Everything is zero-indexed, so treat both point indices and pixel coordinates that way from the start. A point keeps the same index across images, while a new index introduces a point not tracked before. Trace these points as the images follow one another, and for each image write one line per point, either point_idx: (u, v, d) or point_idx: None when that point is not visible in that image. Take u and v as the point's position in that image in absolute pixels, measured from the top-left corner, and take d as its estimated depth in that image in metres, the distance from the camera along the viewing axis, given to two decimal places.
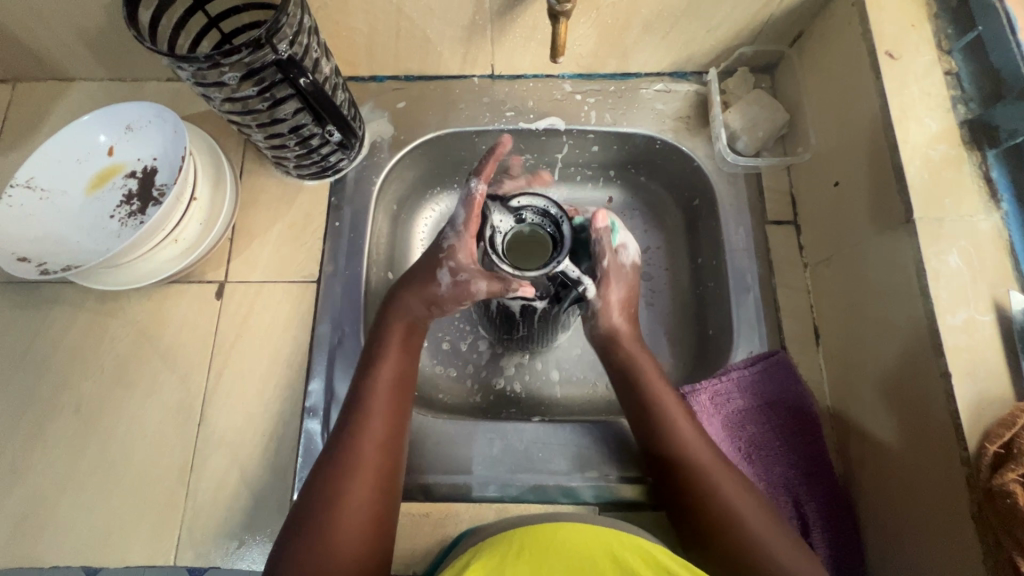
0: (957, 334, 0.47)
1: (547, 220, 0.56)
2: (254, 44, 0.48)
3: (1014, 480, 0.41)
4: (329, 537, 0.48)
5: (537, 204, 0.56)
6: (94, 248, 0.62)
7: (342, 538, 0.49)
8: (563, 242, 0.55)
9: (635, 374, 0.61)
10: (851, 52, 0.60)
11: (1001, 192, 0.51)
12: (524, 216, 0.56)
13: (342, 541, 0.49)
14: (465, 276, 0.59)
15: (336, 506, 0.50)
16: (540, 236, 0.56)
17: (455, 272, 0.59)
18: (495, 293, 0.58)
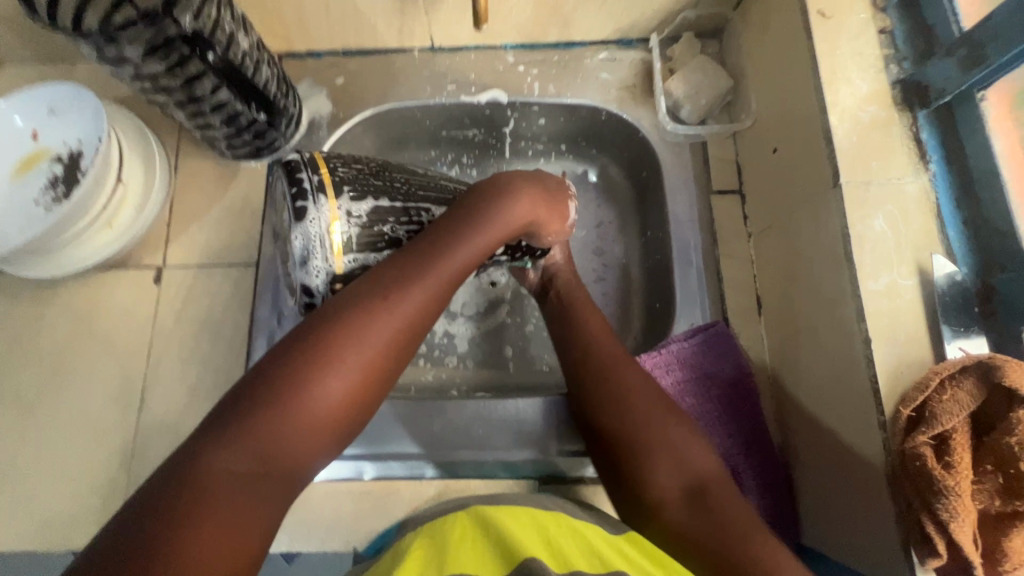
0: (878, 300, 0.47)
1: None
2: (151, 16, 0.46)
3: (923, 443, 0.41)
4: (311, 397, 0.39)
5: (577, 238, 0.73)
6: (19, 236, 0.60)
7: (323, 397, 0.39)
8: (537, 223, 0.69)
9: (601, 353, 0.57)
10: (787, 12, 0.58)
11: (929, 153, 0.50)
12: None
13: (324, 399, 0.39)
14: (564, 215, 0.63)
15: (335, 352, 0.40)
16: None
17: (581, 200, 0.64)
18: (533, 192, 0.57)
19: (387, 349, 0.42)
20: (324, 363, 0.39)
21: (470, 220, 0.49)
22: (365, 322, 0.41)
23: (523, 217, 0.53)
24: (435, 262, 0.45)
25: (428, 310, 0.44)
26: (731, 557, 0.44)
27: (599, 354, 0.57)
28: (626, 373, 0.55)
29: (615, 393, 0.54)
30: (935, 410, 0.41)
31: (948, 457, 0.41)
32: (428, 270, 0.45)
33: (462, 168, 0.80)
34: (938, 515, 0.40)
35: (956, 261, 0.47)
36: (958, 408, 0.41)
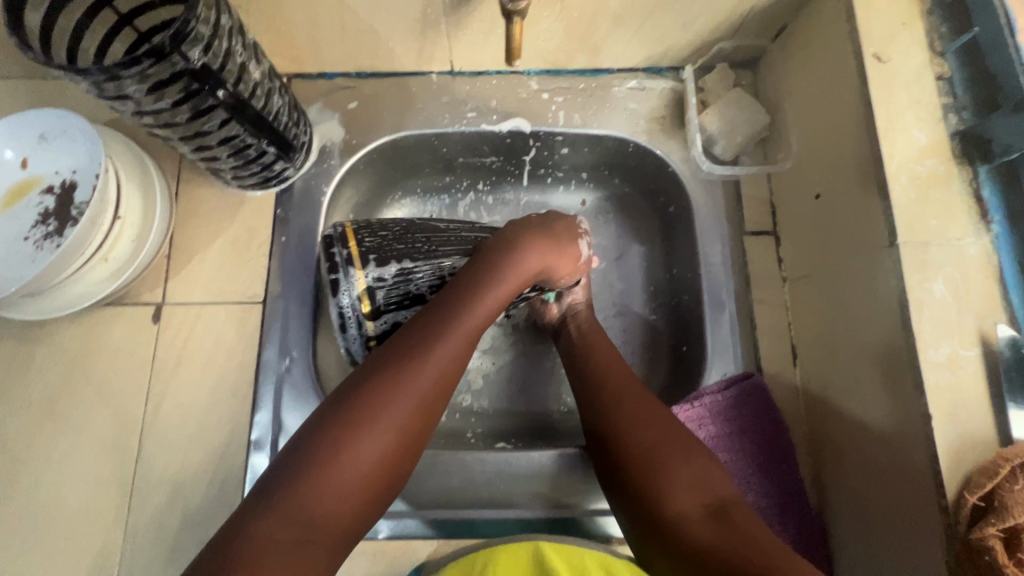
0: (940, 372, 0.44)
1: None
2: (157, 53, 0.42)
3: (993, 536, 0.38)
4: (352, 456, 0.39)
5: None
6: (8, 275, 0.56)
7: (358, 467, 0.39)
8: None
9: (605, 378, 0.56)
10: (836, 51, 0.55)
11: (991, 212, 0.47)
12: None
13: (359, 466, 0.39)
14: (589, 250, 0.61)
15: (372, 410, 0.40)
16: None
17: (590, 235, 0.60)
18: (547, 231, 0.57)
19: (420, 412, 0.42)
20: (355, 432, 0.39)
21: (486, 280, 0.49)
22: (393, 390, 0.41)
23: (529, 270, 0.52)
24: (455, 329, 0.45)
25: (453, 370, 0.44)
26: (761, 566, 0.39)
27: (606, 378, 0.56)
28: (633, 399, 0.53)
29: (629, 416, 0.52)
30: (1005, 500, 0.39)
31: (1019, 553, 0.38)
32: (450, 334, 0.45)
33: (478, 194, 0.76)
34: None
35: (1020, 331, 0.45)
36: None
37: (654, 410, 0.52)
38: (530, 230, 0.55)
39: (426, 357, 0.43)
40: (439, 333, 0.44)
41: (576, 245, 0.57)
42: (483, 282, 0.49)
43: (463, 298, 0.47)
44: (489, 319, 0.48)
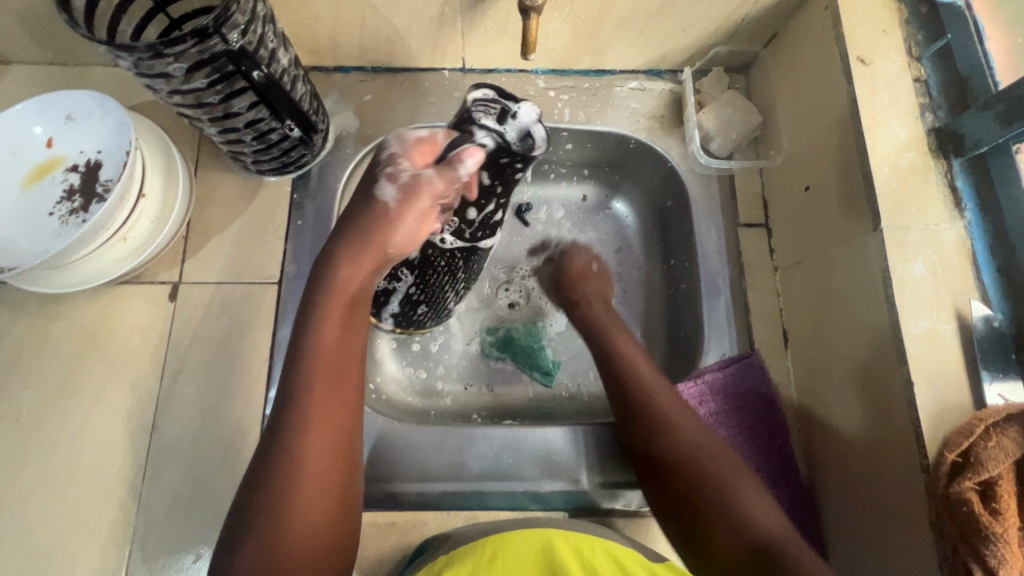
0: (920, 343, 0.48)
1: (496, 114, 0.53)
2: (200, 33, 0.44)
3: (970, 488, 0.42)
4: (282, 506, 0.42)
5: (506, 134, 0.53)
6: (32, 249, 0.57)
7: (296, 550, 0.42)
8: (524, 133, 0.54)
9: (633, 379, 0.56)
10: (824, 55, 0.59)
11: (964, 201, 0.52)
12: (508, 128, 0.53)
13: (299, 549, 0.42)
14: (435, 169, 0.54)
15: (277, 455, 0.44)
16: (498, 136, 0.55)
17: (394, 179, 0.54)
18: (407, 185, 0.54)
19: (330, 467, 0.45)
20: (273, 531, 0.42)
21: (313, 327, 0.49)
22: (286, 473, 0.43)
23: (362, 278, 0.52)
24: (310, 381, 0.46)
25: (339, 412, 0.46)
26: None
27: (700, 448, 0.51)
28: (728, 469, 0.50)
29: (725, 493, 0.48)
30: (981, 455, 0.42)
31: (994, 504, 0.42)
32: (304, 392, 0.46)
33: None
34: (986, 560, 0.41)
35: (992, 308, 0.49)
36: (1003, 455, 0.42)
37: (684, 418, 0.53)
38: (354, 232, 0.53)
39: (300, 427, 0.45)
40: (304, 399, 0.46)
41: (390, 215, 0.53)
42: (308, 327, 0.49)
43: (299, 353, 0.47)
44: (344, 350, 0.49)
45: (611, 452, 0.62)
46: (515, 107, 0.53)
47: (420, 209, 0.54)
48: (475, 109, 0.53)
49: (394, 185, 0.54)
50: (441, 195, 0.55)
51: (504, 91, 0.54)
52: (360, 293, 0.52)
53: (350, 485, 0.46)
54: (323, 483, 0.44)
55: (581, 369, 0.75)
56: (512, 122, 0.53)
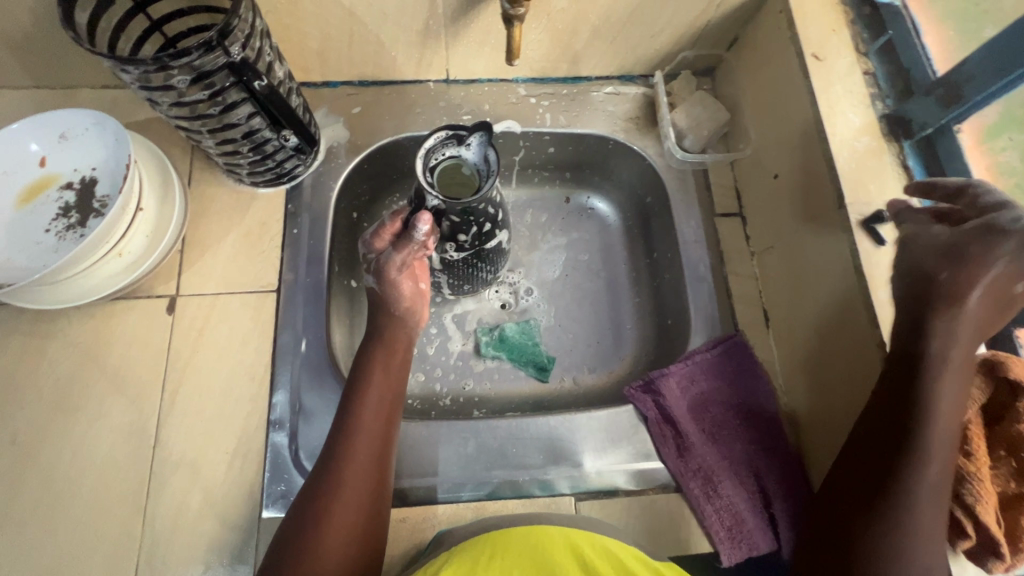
0: (887, 307, 0.52)
1: (454, 142, 0.57)
2: (205, 45, 0.47)
3: (941, 433, 0.46)
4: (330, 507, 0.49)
5: (471, 152, 0.58)
6: (30, 265, 0.58)
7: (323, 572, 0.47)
8: (490, 166, 0.58)
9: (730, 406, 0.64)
10: (782, 54, 0.65)
11: (916, 178, 0.57)
12: (466, 148, 0.58)
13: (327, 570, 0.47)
14: (400, 244, 0.60)
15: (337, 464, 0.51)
16: (461, 165, 0.60)
17: (371, 264, 0.63)
18: (382, 283, 0.62)
19: (368, 496, 0.51)
20: (303, 551, 0.47)
21: (363, 383, 0.57)
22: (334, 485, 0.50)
23: (402, 330, 0.63)
24: (356, 428, 0.53)
25: (377, 457, 0.52)
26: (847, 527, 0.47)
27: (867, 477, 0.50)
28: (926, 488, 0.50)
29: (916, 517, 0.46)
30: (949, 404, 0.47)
31: (966, 446, 0.47)
32: (356, 423, 0.53)
33: None
34: (965, 500, 0.45)
35: None
36: (968, 402, 0.47)
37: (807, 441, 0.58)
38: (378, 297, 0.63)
39: (343, 462, 0.51)
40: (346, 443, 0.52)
41: (386, 299, 0.63)
42: (360, 371, 0.58)
43: (355, 388, 0.56)
44: (394, 387, 0.58)
45: (612, 435, 0.64)
46: (469, 136, 0.57)
47: (392, 279, 0.62)
48: (435, 148, 0.57)
49: (371, 271, 0.63)
50: (410, 258, 0.61)
51: (454, 128, 0.57)
52: (398, 343, 0.61)
53: (377, 524, 0.51)
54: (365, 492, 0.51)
55: (575, 363, 0.77)
56: (471, 146, 0.58)
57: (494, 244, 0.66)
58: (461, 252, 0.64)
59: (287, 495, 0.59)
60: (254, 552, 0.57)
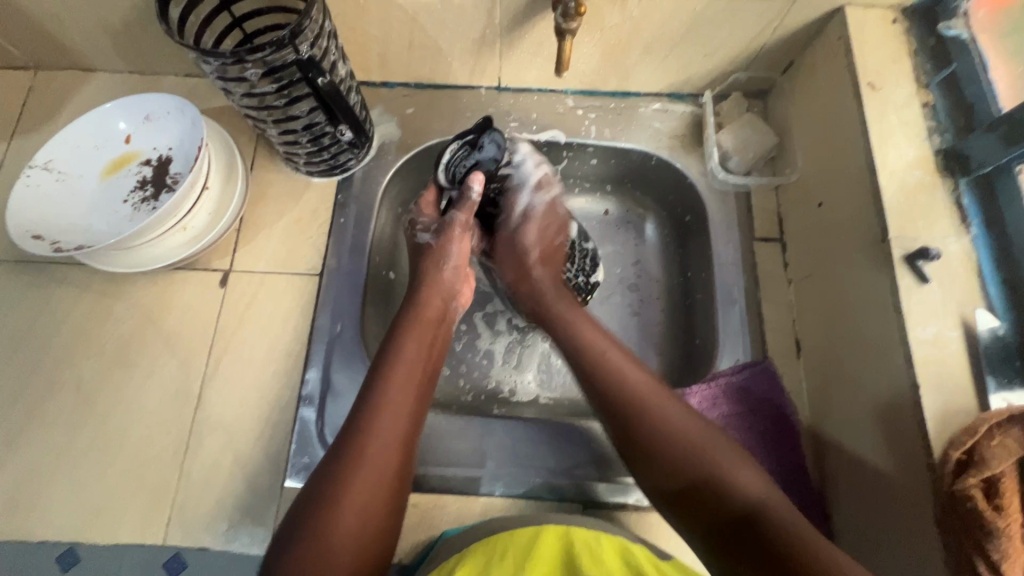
0: (926, 347, 0.51)
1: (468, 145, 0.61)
2: (277, 43, 0.51)
3: (975, 485, 0.44)
4: (351, 475, 0.48)
5: (487, 151, 0.61)
6: (106, 231, 0.64)
7: (343, 542, 0.46)
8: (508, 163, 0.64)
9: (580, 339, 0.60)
10: (837, 82, 0.64)
11: (970, 217, 0.55)
12: (479, 147, 0.61)
13: (344, 547, 0.46)
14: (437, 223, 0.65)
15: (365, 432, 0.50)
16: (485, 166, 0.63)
17: (429, 226, 0.66)
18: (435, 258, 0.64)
19: (389, 470, 0.50)
20: (326, 519, 0.46)
21: (394, 357, 0.56)
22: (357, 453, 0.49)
23: (439, 302, 0.63)
24: (388, 394, 0.53)
25: (403, 431, 0.52)
26: (696, 459, 0.50)
27: (632, 386, 0.55)
28: (661, 409, 0.53)
29: (652, 424, 0.52)
30: (984, 454, 0.44)
31: (997, 500, 0.44)
32: (384, 395, 0.53)
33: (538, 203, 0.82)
34: (990, 554, 0.43)
35: (997, 317, 0.51)
36: (1006, 454, 0.44)
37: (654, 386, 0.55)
38: (420, 277, 0.65)
39: (370, 427, 0.50)
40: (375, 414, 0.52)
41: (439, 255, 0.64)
42: (393, 344, 0.57)
43: (387, 358, 0.56)
44: (424, 362, 0.58)
45: None
46: (480, 138, 0.61)
47: (451, 238, 0.64)
48: (454, 160, 0.61)
49: (429, 230, 0.66)
50: (468, 221, 0.64)
51: (462, 135, 0.61)
52: (432, 310, 0.62)
53: (397, 501, 0.51)
54: (388, 468, 0.50)
55: None
56: (484, 147, 0.61)
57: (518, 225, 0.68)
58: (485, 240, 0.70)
59: (309, 467, 0.62)
60: (274, 517, 0.61)
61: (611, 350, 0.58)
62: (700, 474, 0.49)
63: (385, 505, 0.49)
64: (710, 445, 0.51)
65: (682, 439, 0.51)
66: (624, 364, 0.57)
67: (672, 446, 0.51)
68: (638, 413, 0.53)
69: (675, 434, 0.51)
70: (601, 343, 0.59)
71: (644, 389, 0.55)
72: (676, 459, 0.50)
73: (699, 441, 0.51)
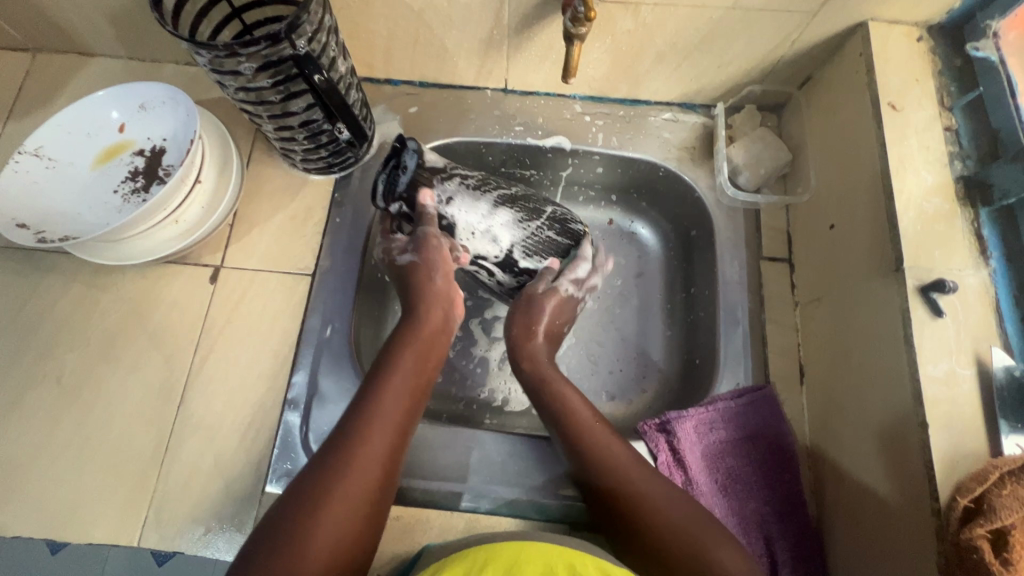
0: (936, 385, 0.48)
1: (389, 164, 0.61)
2: (273, 37, 0.49)
3: (982, 536, 0.41)
4: (336, 492, 0.46)
5: (410, 166, 0.60)
6: (94, 222, 0.62)
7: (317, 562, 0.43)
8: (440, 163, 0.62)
9: (567, 413, 0.58)
10: (856, 101, 0.61)
11: (990, 249, 0.52)
12: (403, 159, 0.60)
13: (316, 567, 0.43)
14: (411, 242, 0.61)
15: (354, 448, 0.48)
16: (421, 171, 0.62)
17: (405, 247, 0.62)
18: (423, 268, 0.60)
19: (371, 489, 0.48)
20: (304, 536, 0.43)
21: (392, 365, 0.55)
22: (343, 468, 0.47)
23: (437, 319, 0.61)
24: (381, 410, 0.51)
25: (393, 442, 0.51)
26: (697, 556, 0.47)
27: (614, 471, 0.53)
28: (646, 488, 0.52)
29: (638, 506, 0.51)
30: (994, 503, 0.42)
31: (1005, 553, 0.41)
32: (377, 410, 0.51)
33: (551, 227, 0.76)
34: None
35: (1014, 357, 0.49)
36: (1017, 505, 0.42)
37: (636, 467, 0.54)
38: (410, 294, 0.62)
39: (359, 443, 0.49)
40: (369, 419, 0.51)
41: (422, 269, 0.60)
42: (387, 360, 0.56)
43: (381, 373, 0.54)
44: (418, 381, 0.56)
45: None
46: (402, 150, 0.60)
47: (430, 251, 0.60)
48: (382, 176, 0.61)
49: (408, 250, 0.62)
50: (437, 229, 0.61)
51: (386, 160, 0.61)
52: (433, 324, 0.60)
53: (376, 513, 0.48)
54: (373, 488, 0.48)
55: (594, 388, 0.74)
56: (406, 156, 0.60)
57: (496, 230, 0.63)
58: (473, 248, 0.64)
59: (291, 473, 0.61)
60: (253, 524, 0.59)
61: (590, 421, 0.57)
62: (694, 562, 0.47)
63: (365, 522, 0.47)
64: (711, 534, 0.49)
65: (678, 522, 0.49)
66: (599, 441, 0.55)
67: (665, 530, 0.49)
68: (628, 503, 0.52)
69: (663, 515, 0.50)
70: (579, 409, 0.58)
71: (624, 467, 0.53)
72: (669, 547, 0.48)
73: (691, 525, 0.49)
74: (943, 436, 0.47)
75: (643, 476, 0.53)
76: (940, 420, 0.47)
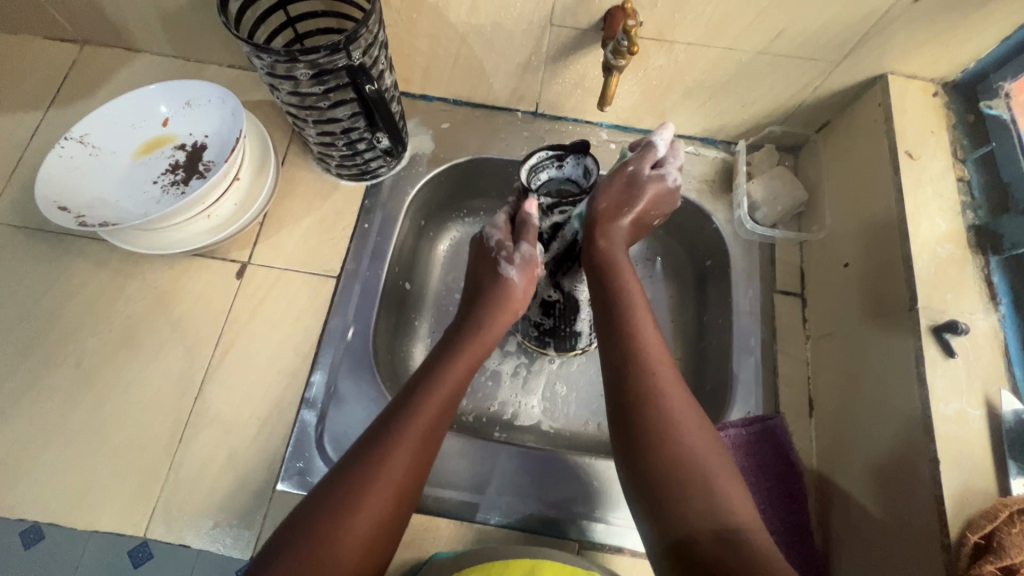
0: (948, 423, 0.50)
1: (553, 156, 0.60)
2: (332, 47, 0.52)
3: (990, 572, 0.42)
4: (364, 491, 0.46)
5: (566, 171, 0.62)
6: (131, 210, 0.64)
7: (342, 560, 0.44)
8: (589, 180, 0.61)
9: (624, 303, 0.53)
10: (873, 148, 0.65)
11: (1000, 296, 0.55)
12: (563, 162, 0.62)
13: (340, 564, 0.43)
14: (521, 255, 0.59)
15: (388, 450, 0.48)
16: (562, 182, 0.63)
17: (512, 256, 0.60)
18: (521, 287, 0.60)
19: (398, 490, 0.47)
20: (331, 530, 0.44)
21: (446, 363, 0.55)
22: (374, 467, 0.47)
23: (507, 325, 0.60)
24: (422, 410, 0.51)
25: (427, 447, 0.50)
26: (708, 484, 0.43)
27: (655, 374, 0.48)
28: (678, 408, 0.47)
29: (662, 421, 0.46)
30: (1003, 541, 0.43)
31: None
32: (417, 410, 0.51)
33: None
34: None
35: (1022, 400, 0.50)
36: None
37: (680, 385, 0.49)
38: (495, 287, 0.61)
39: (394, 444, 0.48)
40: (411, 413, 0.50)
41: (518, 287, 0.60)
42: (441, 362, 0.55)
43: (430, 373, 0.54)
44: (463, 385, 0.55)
45: None
46: (568, 156, 0.61)
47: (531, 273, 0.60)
48: (538, 166, 0.61)
49: (514, 262, 0.60)
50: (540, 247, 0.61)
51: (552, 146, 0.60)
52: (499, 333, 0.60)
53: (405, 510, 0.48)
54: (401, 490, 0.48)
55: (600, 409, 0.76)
56: (566, 165, 0.62)
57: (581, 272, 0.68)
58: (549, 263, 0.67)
59: (303, 472, 0.61)
60: (261, 521, 0.59)
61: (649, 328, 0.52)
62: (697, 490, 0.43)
63: (389, 527, 0.47)
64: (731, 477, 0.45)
65: (701, 450, 0.45)
66: (652, 346, 0.50)
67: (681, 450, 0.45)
68: (650, 408, 0.46)
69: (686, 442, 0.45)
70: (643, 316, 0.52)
71: (664, 379, 0.48)
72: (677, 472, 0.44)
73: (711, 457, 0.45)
74: (953, 473, 0.48)
75: (678, 392, 0.48)
76: (951, 457, 0.49)
